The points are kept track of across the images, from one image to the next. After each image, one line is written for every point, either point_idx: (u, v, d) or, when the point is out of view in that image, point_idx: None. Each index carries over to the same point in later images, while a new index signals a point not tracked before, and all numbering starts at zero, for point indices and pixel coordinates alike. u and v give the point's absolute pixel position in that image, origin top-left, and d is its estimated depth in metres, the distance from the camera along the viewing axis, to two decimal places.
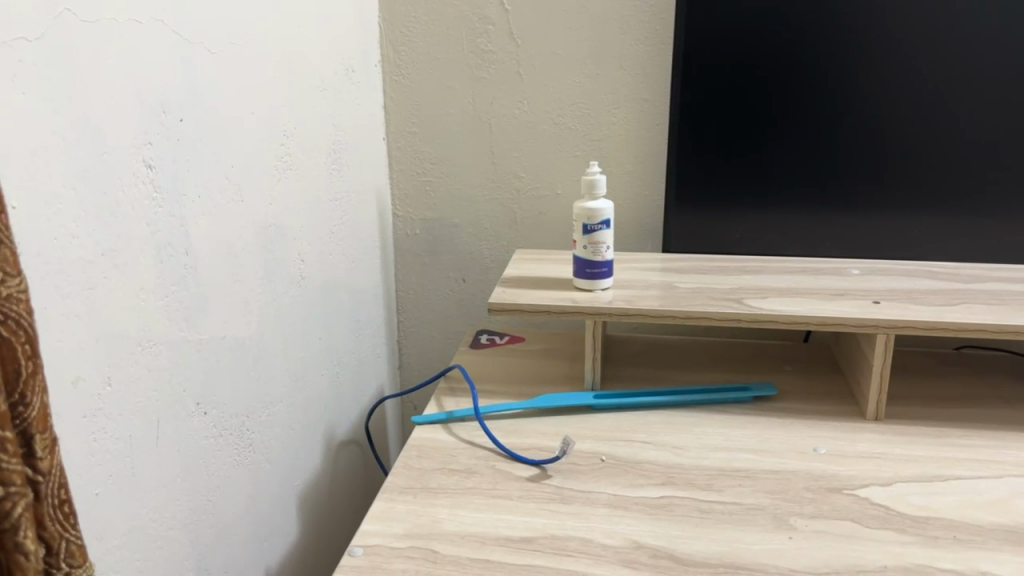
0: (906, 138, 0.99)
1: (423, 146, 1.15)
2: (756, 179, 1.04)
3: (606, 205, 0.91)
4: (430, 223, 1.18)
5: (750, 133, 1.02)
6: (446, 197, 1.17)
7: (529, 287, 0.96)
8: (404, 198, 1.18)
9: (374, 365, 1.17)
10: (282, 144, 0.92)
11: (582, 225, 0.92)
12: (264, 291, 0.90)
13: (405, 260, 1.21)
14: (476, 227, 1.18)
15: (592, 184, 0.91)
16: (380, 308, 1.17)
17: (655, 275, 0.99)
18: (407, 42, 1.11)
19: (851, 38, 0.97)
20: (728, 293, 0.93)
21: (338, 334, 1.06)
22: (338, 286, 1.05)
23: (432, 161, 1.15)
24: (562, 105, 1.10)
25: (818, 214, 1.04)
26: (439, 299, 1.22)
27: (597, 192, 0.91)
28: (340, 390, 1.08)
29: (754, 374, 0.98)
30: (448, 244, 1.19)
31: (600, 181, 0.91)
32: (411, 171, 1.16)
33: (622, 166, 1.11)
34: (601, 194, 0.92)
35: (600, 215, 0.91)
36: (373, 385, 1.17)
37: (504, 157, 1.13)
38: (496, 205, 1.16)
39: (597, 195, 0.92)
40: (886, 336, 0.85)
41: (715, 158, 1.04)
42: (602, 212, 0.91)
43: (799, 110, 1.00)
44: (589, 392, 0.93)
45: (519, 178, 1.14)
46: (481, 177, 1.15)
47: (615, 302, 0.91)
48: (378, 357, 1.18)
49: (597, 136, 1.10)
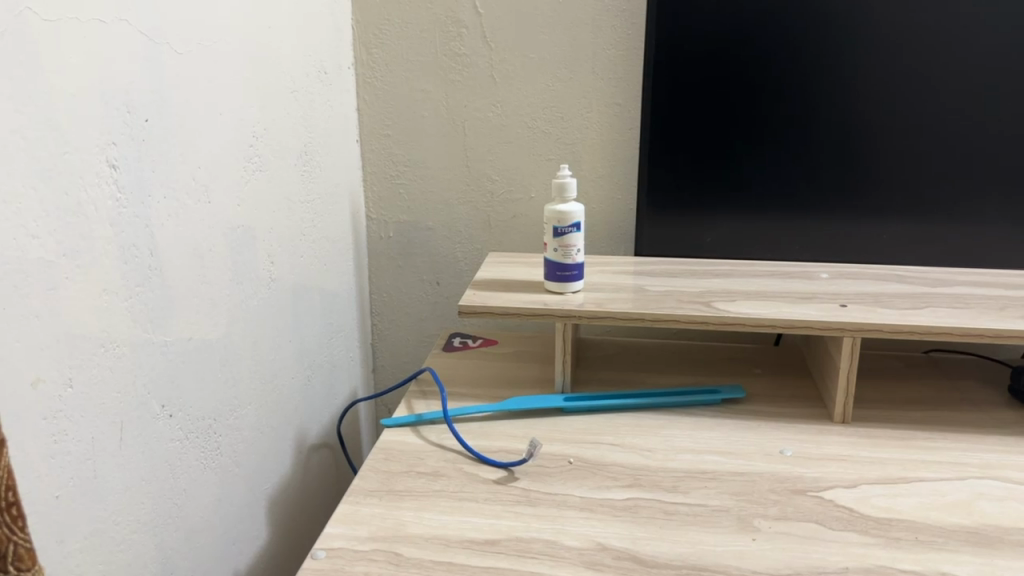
0: (875, 144, 1.00)
1: (396, 149, 1.14)
2: (728, 183, 1.04)
3: (576, 208, 0.91)
4: (403, 226, 1.17)
5: (721, 137, 1.03)
6: (420, 199, 1.16)
7: (500, 289, 0.96)
8: (377, 200, 1.17)
9: (347, 368, 1.16)
10: (252, 145, 0.91)
11: (552, 228, 0.92)
12: (233, 293, 0.90)
13: (379, 263, 1.20)
14: (449, 230, 1.17)
15: (562, 187, 0.91)
16: (354, 311, 1.16)
17: (626, 278, 1.00)
18: (381, 44, 1.11)
19: (821, 44, 0.98)
20: (697, 295, 0.93)
21: (309, 337, 1.05)
22: (309, 288, 1.05)
23: (405, 164, 1.15)
24: (535, 109, 1.10)
25: (789, 218, 1.05)
26: (414, 303, 1.21)
27: (568, 194, 0.92)
28: (311, 393, 1.07)
29: (723, 377, 0.98)
30: (422, 247, 1.18)
31: (570, 184, 0.91)
32: (384, 173, 1.16)
33: (595, 170, 1.12)
34: (572, 196, 0.92)
35: (569, 217, 0.91)
36: (346, 389, 1.16)
37: (477, 161, 1.13)
38: (469, 208, 1.16)
39: (568, 197, 0.92)
40: (853, 339, 0.86)
41: (687, 162, 1.04)
42: (571, 214, 0.91)
43: (770, 115, 1.01)
44: (559, 395, 0.92)
45: (492, 181, 1.14)
46: (455, 180, 1.15)
47: (585, 304, 0.91)
48: (351, 361, 1.17)
49: (570, 140, 1.11)
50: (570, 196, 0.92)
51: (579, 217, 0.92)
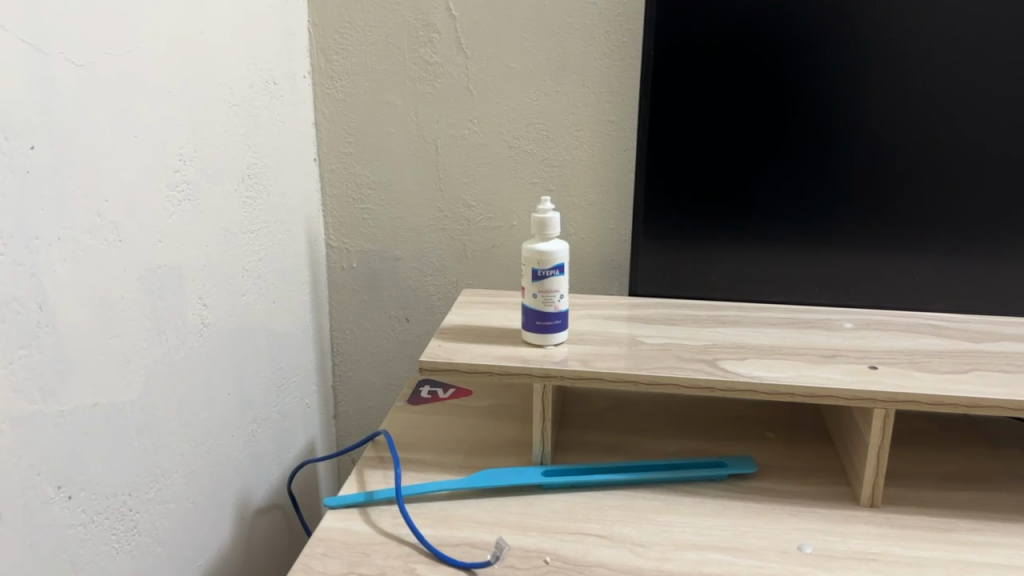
0: (909, 173, 0.86)
1: (360, 170, 1.00)
2: (736, 214, 0.91)
3: (558, 248, 0.78)
4: (368, 256, 1.03)
5: (730, 162, 0.89)
6: (387, 227, 1.02)
7: (470, 339, 0.82)
8: (338, 226, 1.02)
9: (301, 418, 1.02)
10: (178, 170, 0.78)
11: (531, 270, 0.79)
12: (150, 344, 0.76)
13: (342, 298, 1.05)
14: (420, 263, 1.03)
15: (542, 224, 0.78)
16: (311, 353, 1.02)
17: (618, 325, 0.86)
18: (341, 51, 0.97)
19: (848, 57, 0.84)
20: (700, 350, 0.79)
21: (252, 386, 0.92)
22: (253, 331, 0.91)
23: (370, 187, 1.01)
24: (517, 126, 0.96)
25: (808, 256, 0.91)
26: (380, 344, 1.06)
27: (549, 232, 0.78)
28: (255, 451, 0.93)
29: (731, 444, 0.84)
30: (391, 282, 1.04)
31: (553, 220, 0.78)
32: (346, 197, 1.01)
33: (586, 196, 0.98)
34: (554, 236, 0.79)
35: (550, 258, 0.78)
36: (300, 440, 1.02)
37: (451, 184, 0.99)
38: (442, 237, 1.01)
39: (549, 236, 0.78)
40: (885, 410, 0.72)
41: (689, 190, 0.90)
42: (552, 255, 0.78)
43: (785, 138, 0.87)
44: (537, 468, 0.79)
45: (468, 207, 1.00)
46: (427, 205, 1.00)
47: (568, 361, 0.77)
48: (307, 411, 1.03)
49: (557, 162, 0.97)
50: (552, 233, 0.78)
51: (563, 258, 0.78)
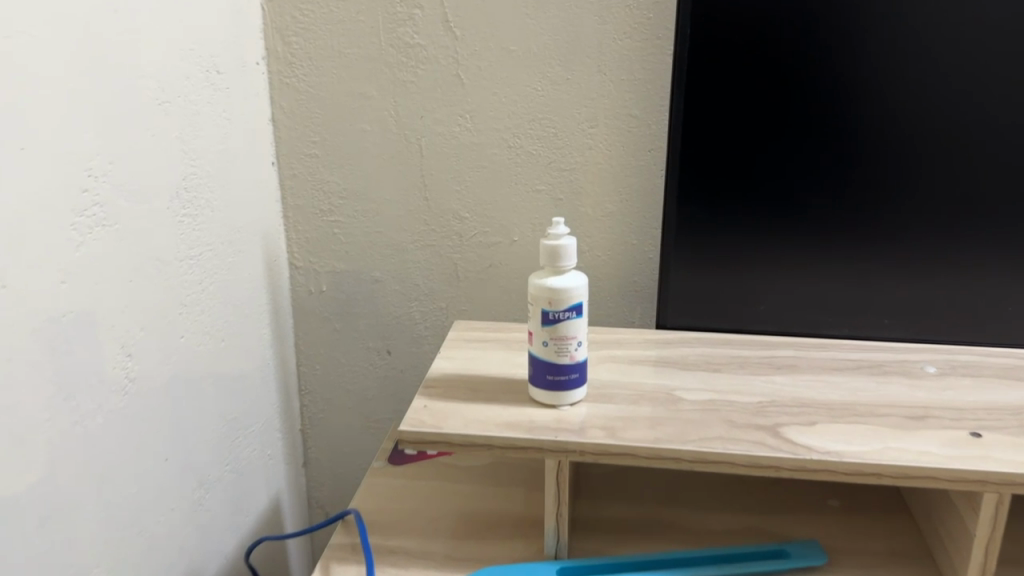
0: (1010, 182, 0.69)
1: (326, 176, 0.83)
2: (791, 231, 0.73)
3: (573, 284, 0.61)
4: (340, 278, 0.86)
5: (786, 168, 0.71)
6: (362, 243, 0.84)
7: (465, 396, 0.65)
8: (304, 243, 0.85)
9: (259, 473, 0.85)
10: (85, 189, 0.60)
11: (541, 312, 0.62)
12: (49, 417, 0.58)
13: (308, 329, 0.88)
14: (403, 286, 0.85)
15: (554, 254, 0.61)
16: (271, 396, 0.86)
17: (645, 373, 0.69)
18: (301, 30, 0.79)
19: (942, 35, 0.66)
20: (756, 412, 0.63)
21: (193, 445, 0.75)
22: (193, 378, 0.74)
23: (340, 196, 0.83)
24: (519, 122, 0.79)
25: (877, 281, 0.74)
26: (357, 382, 0.90)
27: (562, 265, 0.62)
28: (201, 521, 0.77)
29: (786, 527, 0.68)
30: (367, 309, 0.86)
31: (568, 250, 0.61)
32: (311, 209, 0.84)
33: (602, 207, 0.81)
34: (569, 269, 0.62)
35: (564, 298, 0.61)
36: (259, 500, 0.86)
37: (439, 192, 0.82)
38: (429, 255, 0.84)
39: (563, 269, 0.62)
40: (997, 494, 0.56)
41: (734, 202, 0.72)
42: (567, 294, 0.61)
43: (856, 137, 0.69)
44: (551, 562, 0.62)
45: (459, 220, 0.83)
46: (410, 218, 0.83)
47: (589, 430, 0.61)
48: (266, 464, 0.86)
49: (567, 165, 0.80)
50: (567, 265, 0.62)
51: (580, 298, 0.62)
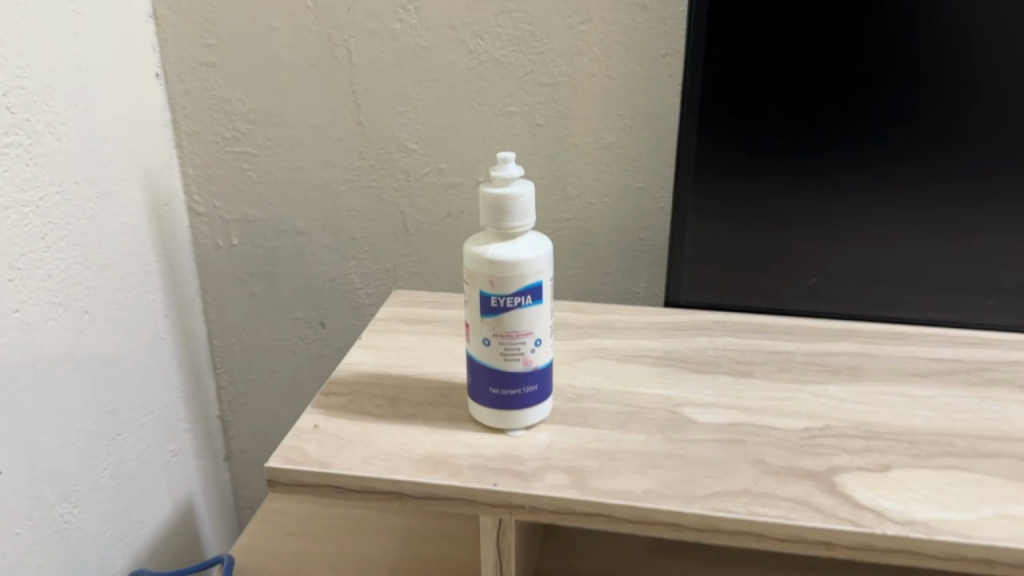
0: None
1: (229, 92, 0.62)
2: (864, 177, 0.50)
3: (526, 255, 0.41)
4: (254, 227, 0.66)
5: (860, 83, 0.48)
6: (280, 182, 0.64)
7: (377, 410, 0.46)
8: (207, 181, 0.65)
9: (150, 479, 0.65)
10: None
11: (479, 295, 0.42)
12: None
13: (216, 292, 0.69)
14: (336, 238, 0.66)
15: (499, 208, 0.40)
16: (167, 379, 0.66)
17: (639, 374, 0.49)
18: None
19: None
20: (800, 449, 0.42)
21: (41, 457, 0.53)
22: (41, 365, 0.53)
23: (248, 120, 0.63)
24: (482, 18, 0.57)
25: (981, 248, 0.51)
26: (284, 358, 0.71)
27: (511, 226, 0.41)
28: (63, 557, 0.56)
29: None
30: (291, 269, 0.67)
31: (520, 203, 0.41)
32: (214, 135, 0.64)
33: (595, 136, 0.59)
34: (524, 231, 0.42)
35: (511, 275, 0.41)
36: (150, 514, 0.66)
37: (378, 115, 0.61)
38: (368, 197, 0.64)
39: (513, 232, 0.41)
40: None
41: (783, 135, 0.50)
42: (516, 270, 0.41)
43: (976, 34, 0.46)
44: None
45: (406, 152, 0.62)
46: (341, 148, 0.63)
47: (546, 473, 0.41)
48: (161, 465, 0.66)
49: (548, 78, 0.58)
50: (520, 226, 0.41)
51: (537, 275, 0.41)
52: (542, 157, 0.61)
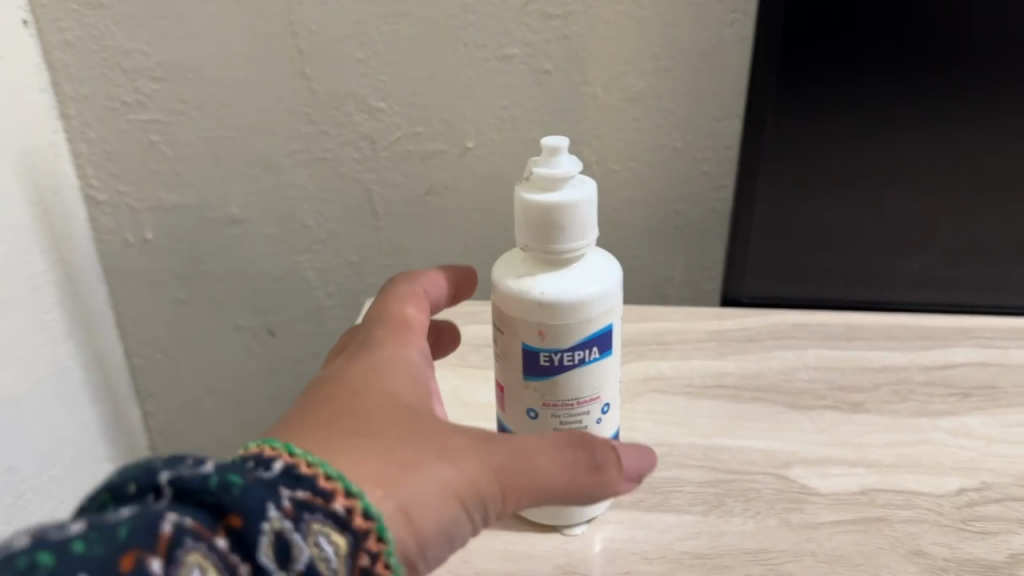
0: None
1: (125, 41, 0.46)
2: (991, 144, 0.37)
3: (591, 290, 0.27)
4: (174, 217, 0.51)
5: (998, 23, 0.34)
6: (204, 158, 0.49)
7: None
8: (107, 160, 0.49)
9: None
10: None
11: (518, 347, 0.28)
12: None
13: (132, 300, 0.54)
14: (283, 226, 0.51)
15: (547, 221, 0.27)
16: (74, 416, 0.51)
17: (713, 415, 0.37)
18: None
19: None
20: (962, 526, 0.31)
21: None
22: None
23: (154, 78, 0.47)
24: None
25: None
26: (226, 373, 0.57)
27: (565, 248, 0.27)
28: None
29: None
30: (228, 267, 0.53)
31: (579, 213, 0.27)
32: (109, 100, 0.47)
33: (618, 84, 0.46)
34: (582, 254, 0.28)
35: (569, 320, 0.27)
36: None
37: (331, 65, 0.46)
38: (322, 173, 0.49)
39: (569, 255, 0.28)
40: None
41: (886, 99, 0.36)
42: (576, 312, 0.27)
43: None
44: None
45: (368, 112, 0.47)
46: (282, 111, 0.47)
47: None
48: None
49: (558, 8, 0.44)
50: (578, 247, 0.28)
51: (606, 317, 0.28)
52: (548, 112, 0.47)
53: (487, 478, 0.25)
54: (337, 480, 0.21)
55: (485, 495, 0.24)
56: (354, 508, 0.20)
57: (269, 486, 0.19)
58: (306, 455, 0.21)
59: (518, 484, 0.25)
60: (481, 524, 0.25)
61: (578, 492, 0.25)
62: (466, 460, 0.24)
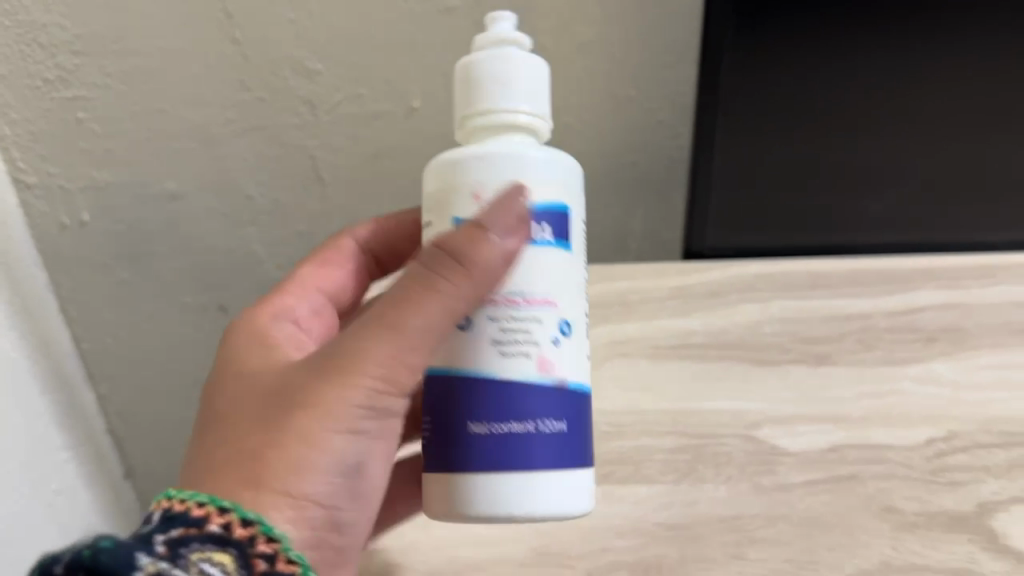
0: None
1: (38, 13, 0.42)
2: (945, 79, 0.36)
3: (518, 150, 0.25)
4: (111, 196, 0.48)
5: None
6: (138, 134, 0.46)
7: None
8: (32, 141, 0.46)
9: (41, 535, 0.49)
10: None
11: (449, 226, 0.26)
12: None
13: (75, 284, 0.52)
14: (228, 199, 0.49)
15: (471, 86, 0.26)
16: (29, 408, 0.49)
17: (679, 378, 0.36)
18: None
19: None
20: (932, 480, 0.31)
21: None
22: None
23: (74, 51, 0.44)
24: None
25: None
26: (181, 350, 0.55)
27: (497, 108, 0.26)
28: None
29: None
30: (174, 244, 0.51)
31: (501, 72, 0.26)
32: (28, 78, 0.44)
33: (566, 34, 0.44)
34: (520, 127, 0.26)
35: (503, 176, 0.25)
36: None
37: (263, 28, 0.43)
38: (263, 142, 0.47)
39: (508, 119, 0.26)
40: None
41: (836, 42, 0.35)
42: (509, 167, 0.25)
43: None
44: None
45: (306, 76, 0.45)
46: (216, 79, 0.45)
47: None
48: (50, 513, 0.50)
49: None
50: (517, 108, 0.26)
51: (552, 192, 0.26)
52: None
53: (367, 391, 0.25)
54: (210, 503, 0.23)
55: (370, 403, 0.25)
56: (231, 521, 0.23)
57: (137, 543, 0.22)
58: (195, 495, 0.24)
59: (394, 373, 0.25)
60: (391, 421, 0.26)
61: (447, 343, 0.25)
62: (344, 392, 0.25)
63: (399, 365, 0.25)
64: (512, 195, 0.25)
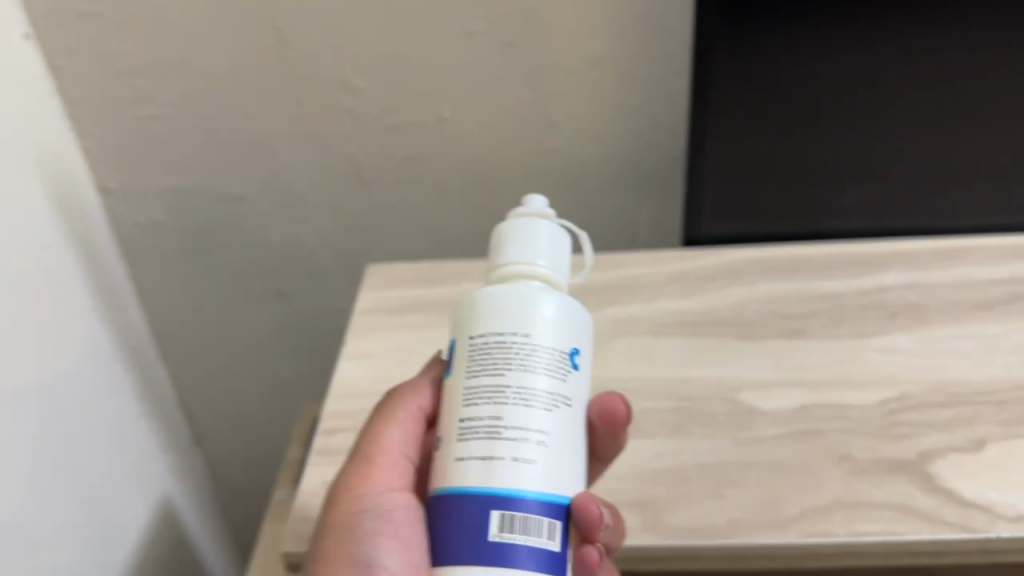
0: None
1: (120, 45, 0.49)
2: (908, 91, 0.39)
3: (497, 289, 0.28)
4: (181, 198, 0.56)
5: None
6: (205, 144, 0.53)
7: None
8: (114, 153, 0.53)
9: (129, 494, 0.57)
10: None
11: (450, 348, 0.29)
12: None
13: (151, 274, 0.59)
14: (283, 199, 0.56)
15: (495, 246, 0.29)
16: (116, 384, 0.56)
17: (675, 347, 0.43)
18: None
19: None
20: (883, 432, 0.37)
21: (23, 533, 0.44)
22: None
23: (150, 76, 0.50)
24: None
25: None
26: (243, 330, 0.63)
27: (508, 262, 0.28)
28: None
29: None
30: (236, 238, 0.58)
31: (516, 233, 0.29)
32: (111, 99, 0.51)
33: (576, 50, 0.50)
34: (528, 276, 0.28)
35: (489, 314, 0.27)
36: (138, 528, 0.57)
37: (311, 51, 0.50)
38: (313, 149, 0.54)
39: (525, 271, 0.28)
40: None
41: (809, 64, 0.39)
42: (489, 300, 0.28)
43: None
44: None
45: (350, 92, 0.51)
46: (272, 96, 0.51)
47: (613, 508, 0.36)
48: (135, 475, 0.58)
49: None
50: (535, 262, 0.28)
51: (520, 318, 0.27)
52: (515, 80, 0.51)
53: (360, 467, 0.31)
54: None
55: (366, 466, 0.31)
56: None
57: None
58: None
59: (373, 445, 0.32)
60: (400, 477, 0.31)
61: (389, 408, 0.32)
62: (348, 477, 0.31)
63: (370, 438, 0.32)
64: (492, 313, 0.27)
